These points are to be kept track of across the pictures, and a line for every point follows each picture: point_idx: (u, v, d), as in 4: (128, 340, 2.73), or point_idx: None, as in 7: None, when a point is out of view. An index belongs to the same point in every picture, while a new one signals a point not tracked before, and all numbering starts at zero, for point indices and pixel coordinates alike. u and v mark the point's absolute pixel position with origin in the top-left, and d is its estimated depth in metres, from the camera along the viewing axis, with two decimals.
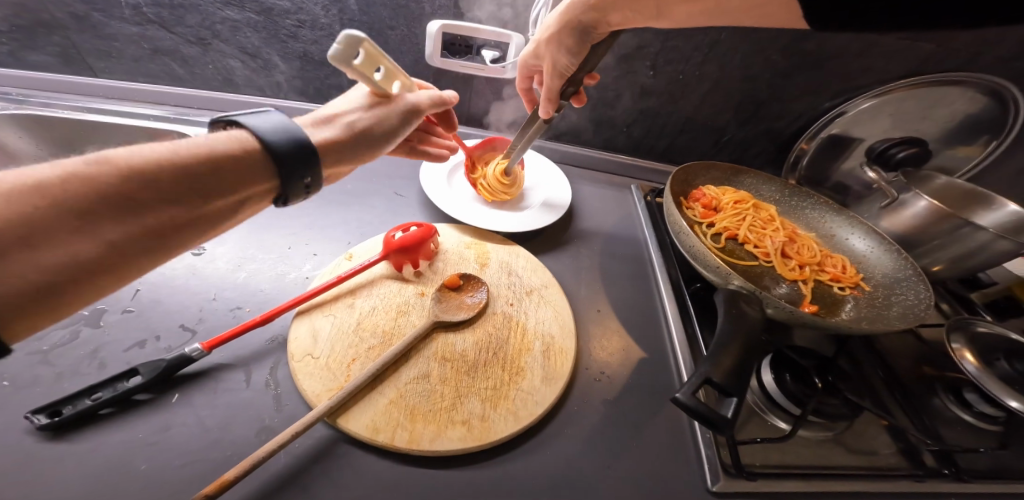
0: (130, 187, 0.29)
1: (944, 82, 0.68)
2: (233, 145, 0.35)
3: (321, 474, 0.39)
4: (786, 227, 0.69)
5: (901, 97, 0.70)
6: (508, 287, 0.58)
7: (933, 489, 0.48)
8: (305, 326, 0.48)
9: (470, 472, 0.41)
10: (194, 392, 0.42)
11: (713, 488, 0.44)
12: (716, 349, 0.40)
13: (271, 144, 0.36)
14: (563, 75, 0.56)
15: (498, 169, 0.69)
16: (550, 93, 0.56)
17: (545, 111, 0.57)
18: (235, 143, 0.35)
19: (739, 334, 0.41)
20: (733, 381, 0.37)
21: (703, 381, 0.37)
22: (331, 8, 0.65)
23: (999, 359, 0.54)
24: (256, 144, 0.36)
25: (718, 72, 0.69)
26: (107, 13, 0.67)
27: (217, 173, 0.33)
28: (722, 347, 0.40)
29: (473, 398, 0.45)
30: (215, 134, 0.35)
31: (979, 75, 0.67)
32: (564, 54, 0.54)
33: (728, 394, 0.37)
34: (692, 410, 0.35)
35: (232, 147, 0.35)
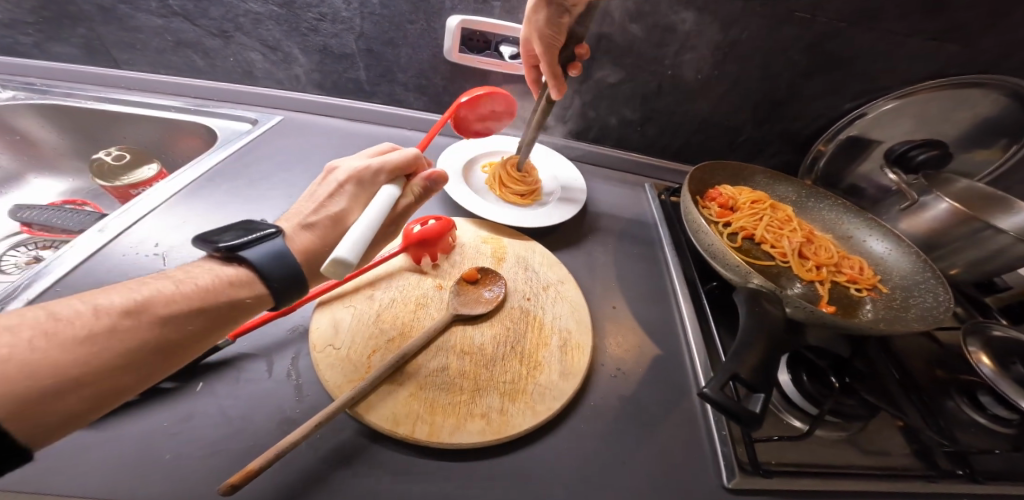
0: (155, 332, 0.32)
1: (965, 84, 0.67)
2: (234, 283, 0.37)
3: (342, 466, 0.39)
4: (804, 228, 0.68)
5: (922, 99, 0.69)
6: (525, 282, 0.59)
7: (946, 491, 0.49)
8: (326, 317, 0.49)
9: (488, 465, 0.42)
10: (218, 381, 0.42)
11: (728, 484, 0.44)
12: (741, 346, 0.40)
13: (265, 274, 0.37)
14: (552, 46, 0.54)
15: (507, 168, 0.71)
16: (551, 72, 0.54)
17: (556, 92, 0.56)
18: (243, 284, 0.37)
19: (762, 334, 0.41)
20: (759, 377, 0.38)
21: (730, 378, 0.37)
22: (352, 2, 0.65)
23: (1015, 362, 0.54)
24: (262, 288, 0.38)
25: (737, 72, 0.69)
26: (133, 6, 0.68)
27: (223, 311, 0.36)
28: (747, 344, 0.40)
29: (492, 392, 0.45)
30: (225, 274, 0.37)
31: (1002, 77, 0.66)
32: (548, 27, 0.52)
33: (754, 389, 0.37)
34: (719, 404, 0.35)
35: (242, 290, 0.37)
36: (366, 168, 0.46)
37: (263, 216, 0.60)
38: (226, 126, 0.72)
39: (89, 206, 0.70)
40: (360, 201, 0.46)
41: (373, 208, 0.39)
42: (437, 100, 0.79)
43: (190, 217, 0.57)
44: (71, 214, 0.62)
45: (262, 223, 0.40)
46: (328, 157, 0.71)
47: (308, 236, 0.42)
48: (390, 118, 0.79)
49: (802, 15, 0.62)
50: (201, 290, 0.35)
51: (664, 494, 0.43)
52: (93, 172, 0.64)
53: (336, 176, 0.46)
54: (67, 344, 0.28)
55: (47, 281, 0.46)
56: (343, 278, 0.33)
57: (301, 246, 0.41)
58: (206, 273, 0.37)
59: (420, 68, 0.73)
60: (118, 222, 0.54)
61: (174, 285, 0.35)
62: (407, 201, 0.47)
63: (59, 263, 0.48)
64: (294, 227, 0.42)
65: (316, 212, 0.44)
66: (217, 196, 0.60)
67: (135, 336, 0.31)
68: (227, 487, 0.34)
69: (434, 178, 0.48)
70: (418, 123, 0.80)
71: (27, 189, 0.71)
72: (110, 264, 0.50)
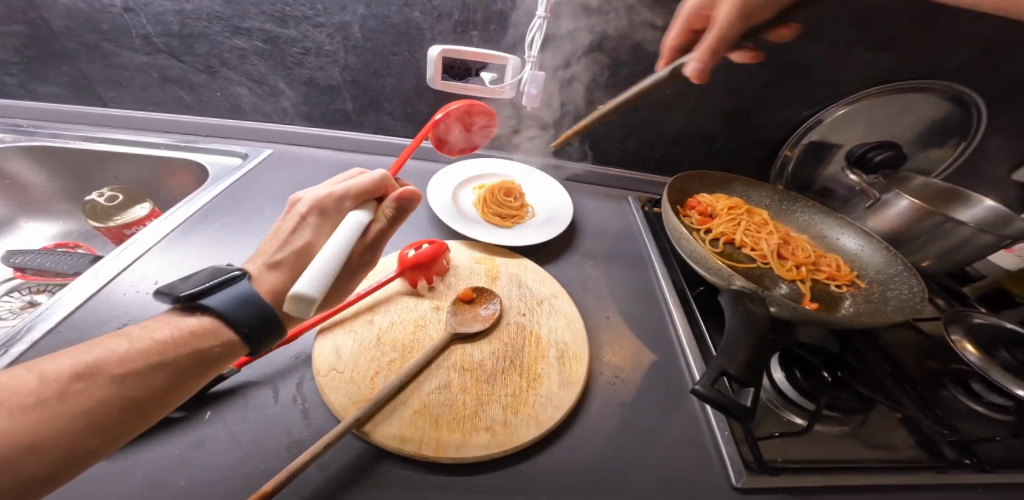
0: (110, 391, 0.29)
1: (908, 88, 0.73)
2: (197, 335, 0.34)
3: (355, 488, 0.38)
4: (780, 230, 0.69)
5: (870, 105, 0.75)
6: (520, 298, 0.58)
7: (955, 480, 0.50)
8: (327, 344, 0.46)
9: (508, 477, 0.41)
10: (226, 409, 0.41)
11: (736, 484, 0.44)
12: (729, 345, 0.41)
13: (231, 319, 0.34)
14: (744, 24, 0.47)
15: (505, 203, 0.72)
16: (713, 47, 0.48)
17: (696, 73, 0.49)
18: (208, 334, 0.34)
19: (749, 332, 0.42)
20: (749, 374, 0.38)
21: (720, 374, 0.38)
22: (336, 36, 0.67)
23: (999, 349, 0.56)
24: (230, 335, 0.35)
25: (705, 86, 0.73)
26: (117, 44, 0.68)
27: (186, 362, 0.33)
28: (735, 342, 0.41)
29: (494, 406, 0.45)
30: (188, 325, 0.34)
31: (940, 81, 0.72)
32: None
33: (746, 385, 0.37)
34: (713, 400, 0.36)
35: (208, 340, 0.34)
36: (329, 195, 0.43)
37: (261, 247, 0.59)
38: (219, 162, 0.73)
39: (82, 248, 0.68)
40: (327, 231, 0.42)
41: (338, 237, 0.37)
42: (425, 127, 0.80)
43: (188, 252, 0.56)
44: (64, 257, 0.60)
45: (227, 266, 0.37)
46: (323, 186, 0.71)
47: (274, 278, 0.39)
48: (381, 147, 0.81)
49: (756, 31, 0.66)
50: (160, 343, 0.32)
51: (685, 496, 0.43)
52: (87, 213, 0.63)
53: (298, 208, 0.43)
54: (13, 413, 0.26)
55: (49, 323, 0.45)
56: (304, 314, 0.32)
57: (269, 287, 0.38)
58: (166, 325, 0.34)
59: (405, 97, 0.75)
60: (114, 263, 0.52)
61: (130, 340, 0.32)
62: (378, 226, 0.44)
63: (60, 305, 0.47)
64: (258, 268, 0.39)
65: (281, 249, 0.41)
66: (215, 231, 0.60)
67: (85, 397, 0.28)
68: None
69: (407, 195, 0.46)
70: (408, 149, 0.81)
71: (19, 234, 0.70)
72: (110, 304, 0.48)
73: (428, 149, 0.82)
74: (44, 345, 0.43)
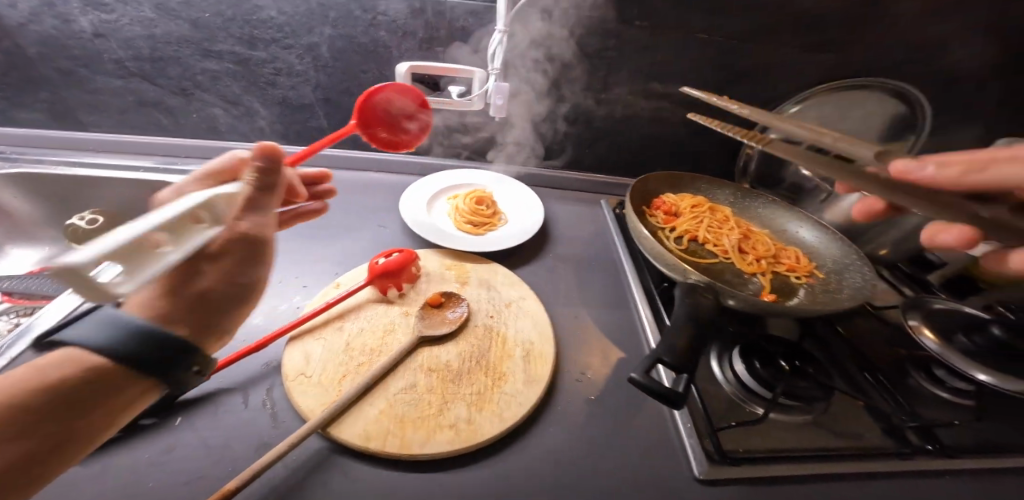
0: None
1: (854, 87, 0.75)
2: (65, 373, 0.28)
3: (322, 486, 0.39)
4: (742, 225, 0.72)
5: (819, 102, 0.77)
6: (488, 301, 0.60)
7: (922, 467, 0.51)
8: (297, 351, 0.48)
9: (474, 472, 0.43)
10: (197, 415, 0.42)
11: (699, 475, 0.46)
12: (668, 334, 0.42)
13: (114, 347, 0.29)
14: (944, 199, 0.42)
15: (481, 215, 0.74)
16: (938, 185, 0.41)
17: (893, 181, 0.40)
18: (85, 368, 0.29)
19: (691, 321, 0.44)
20: (686, 360, 0.39)
21: (655, 361, 0.39)
22: (305, 57, 0.70)
23: (957, 333, 0.58)
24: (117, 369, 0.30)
25: (664, 90, 0.76)
26: (93, 69, 0.71)
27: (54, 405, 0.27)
28: (675, 330, 0.43)
29: (459, 404, 0.46)
30: (47, 366, 0.28)
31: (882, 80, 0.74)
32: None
33: (681, 371, 0.39)
34: (646, 387, 0.37)
35: (85, 374, 0.29)
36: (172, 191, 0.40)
37: None
38: None
39: None
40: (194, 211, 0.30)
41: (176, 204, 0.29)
42: None
43: None
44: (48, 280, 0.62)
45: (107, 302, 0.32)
46: None
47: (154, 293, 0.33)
48: (355, 161, 0.82)
49: (705, 35, 0.70)
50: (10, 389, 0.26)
51: (646, 485, 0.45)
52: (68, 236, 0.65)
53: None
54: None
55: (32, 338, 0.47)
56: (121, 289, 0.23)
57: (142, 305, 0.32)
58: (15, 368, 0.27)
59: None
60: None
61: None
62: (246, 196, 0.36)
63: (42, 322, 0.49)
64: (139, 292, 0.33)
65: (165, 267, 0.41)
66: None
67: None
68: None
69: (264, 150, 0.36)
70: (384, 163, 0.83)
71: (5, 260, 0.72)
72: None
73: (404, 163, 0.84)
74: (23, 360, 0.45)
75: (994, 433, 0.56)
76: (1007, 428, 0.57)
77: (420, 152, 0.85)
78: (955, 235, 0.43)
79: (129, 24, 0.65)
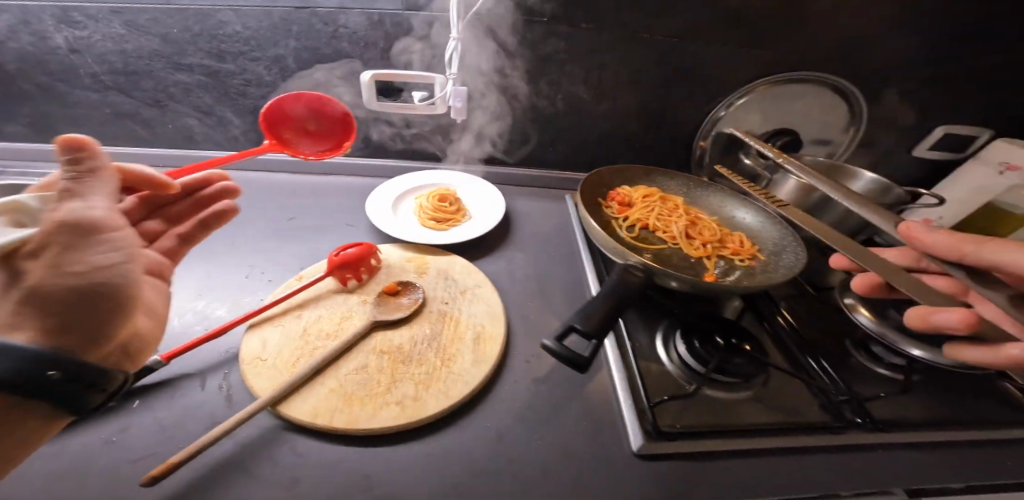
0: None
1: (791, 81, 0.79)
2: None
3: (267, 460, 0.42)
4: (690, 213, 0.75)
5: (762, 96, 0.81)
6: (444, 289, 0.63)
7: (854, 442, 0.51)
8: (256, 337, 0.51)
9: (416, 446, 0.46)
10: (154, 399, 0.45)
11: (635, 448, 0.48)
12: (587, 307, 0.45)
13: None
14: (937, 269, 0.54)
15: (446, 213, 0.77)
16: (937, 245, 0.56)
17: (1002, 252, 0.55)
18: None
19: (613, 295, 0.47)
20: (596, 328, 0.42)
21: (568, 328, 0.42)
22: (272, 68, 0.74)
23: (888, 309, 0.63)
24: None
25: (614, 89, 0.81)
26: (70, 84, 0.75)
27: None
28: (594, 303, 0.46)
29: (406, 383, 0.49)
30: None
31: (818, 74, 0.78)
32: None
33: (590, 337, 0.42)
34: (557, 354, 0.41)
35: None
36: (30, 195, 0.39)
37: (207, 263, 0.62)
38: None
39: None
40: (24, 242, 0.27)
41: None
42: (368, 145, 0.87)
43: None
44: None
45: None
46: (270, 205, 0.76)
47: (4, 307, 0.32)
48: (327, 167, 0.86)
49: (646, 36, 0.74)
50: None
51: (579, 458, 0.47)
52: None
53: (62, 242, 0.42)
54: None
55: None
56: None
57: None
58: None
59: None
60: None
61: None
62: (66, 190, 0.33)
63: None
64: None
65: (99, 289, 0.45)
66: None
67: None
68: (147, 478, 0.37)
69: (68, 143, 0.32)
70: (354, 167, 0.87)
71: None
72: None
73: (373, 166, 0.88)
74: None
75: (932, 408, 0.57)
76: (945, 405, 0.57)
77: (389, 156, 0.89)
78: (957, 315, 0.47)
79: (101, 40, 0.70)
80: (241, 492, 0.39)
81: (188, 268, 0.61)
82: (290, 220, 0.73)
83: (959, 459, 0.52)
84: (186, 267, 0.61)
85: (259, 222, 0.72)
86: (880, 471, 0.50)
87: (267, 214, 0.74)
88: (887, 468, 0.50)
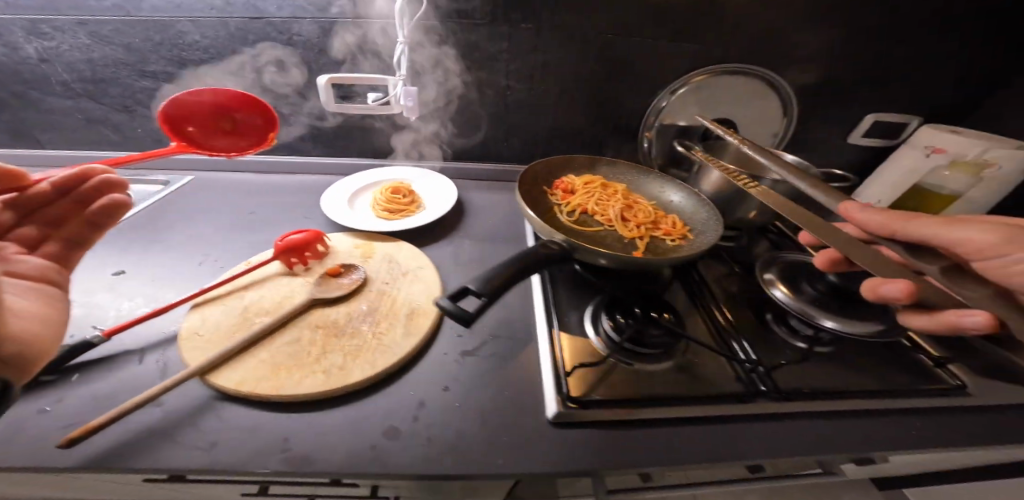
0: None
1: (723, 73, 0.84)
2: None
3: (192, 426, 0.45)
4: (628, 198, 0.79)
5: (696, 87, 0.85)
6: (386, 271, 0.67)
7: (761, 411, 0.53)
8: (197, 315, 0.55)
9: (341, 412, 0.49)
10: (93, 373, 0.48)
11: (551, 418, 0.51)
12: (487, 271, 0.48)
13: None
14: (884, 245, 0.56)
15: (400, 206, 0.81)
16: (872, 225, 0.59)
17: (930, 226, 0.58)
18: None
19: (519, 262, 0.51)
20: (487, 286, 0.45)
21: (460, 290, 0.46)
22: (233, 73, 0.80)
23: (804, 285, 0.64)
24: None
25: (556, 85, 0.86)
26: (43, 91, 0.82)
27: None
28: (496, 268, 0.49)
29: (336, 353, 0.53)
30: None
31: (747, 67, 0.83)
32: (987, 236, 0.55)
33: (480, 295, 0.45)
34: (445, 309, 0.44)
35: None
36: None
37: (167, 253, 0.67)
38: (142, 190, 0.83)
39: None
40: None
41: None
42: (330, 145, 0.92)
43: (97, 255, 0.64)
44: None
45: None
46: (233, 201, 0.81)
47: None
48: (290, 167, 0.91)
49: (580, 34, 0.80)
50: None
51: (495, 426, 0.50)
52: None
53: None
54: None
55: None
56: None
57: None
58: None
59: (309, 122, 0.88)
60: None
61: None
62: None
63: None
64: None
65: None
66: (123, 242, 0.67)
67: None
68: (66, 441, 0.40)
69: None
70: (317, 166, 0.92)
71: None
72: None
73: (336, 165, 0.93)
74: None
75: (844, 377, 0.59)
76: (853, 376, 0.59)
77: (351, 155, 0.94)
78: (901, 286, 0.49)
79: (68, 49, 0.76)
80: (161, 454, 0.42)
81: (145, 258, 0.65)
82: (250, 214, 0.78)
83: (874, 428, 0.53)
84: (144, 256, 0.65)
85: (221, 216, 0.76)
86: (792, 438, 0.51)
87: (228, 209, 0.79)
88: (797, 435, 0.51)
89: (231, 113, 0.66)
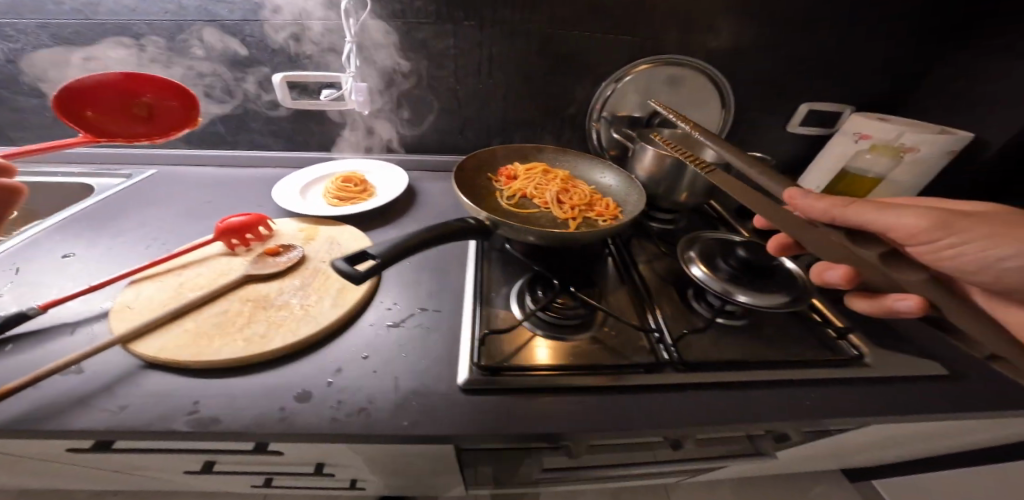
0: None
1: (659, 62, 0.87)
2: None
3: (110, 390, 0.48)
4: (566, 183, 0.82)
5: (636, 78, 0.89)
6: (326, 251, 0.70)
7: (660, 381, 0.54)
8: (133, 290, 0.58)
9: (257, 376, 0.51)
10: (25, 343, 0.52)
11: (461, 384, 0.52)
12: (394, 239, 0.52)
13: None
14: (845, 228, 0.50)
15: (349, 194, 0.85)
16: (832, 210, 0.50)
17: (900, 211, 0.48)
18: None
19: (427, 233, 0.53)
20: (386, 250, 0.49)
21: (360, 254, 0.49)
22: (191, 72, 0.85)
23: (719, 263, 0.66)
24: None
25: (501, 78, 0.89)
26: (13, 91, 0.87)
27: None
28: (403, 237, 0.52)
29: (260, 323, 0.56)
30: None
31: (682, 58, 0.87)
32: (921, 222, 0.48)
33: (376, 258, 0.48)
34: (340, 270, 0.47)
35: None
36: None
37: (120, 237, 0.71)
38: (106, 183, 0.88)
39: None
40: None
41: None
42: (289, 139, 0.96)
43: (51, 239, 0.69)
44: None
45: None
46: (191, 192, 0.85)
47: None
48: (250, 160, 0.96)
49: (518, 28, 0.83)
50: None
51: (404, 390, 0.52)
52: None
53: None
54: None
55: None
56: None
57: None
58: None
59: (268, 117, 0.92)
60: None
61: None
62: None
63: None
64: None
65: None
66: (79, 228, 0.72)
67: None
68: None
69: None
70: (278, 159, 0.97)
71: None
72: None
73: (296, 158, 0.97)
74: None
75: (755, 349, 0.60)
76: (762, 347, 0.61)
77: (311, 149, 0.98)
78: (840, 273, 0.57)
79: (33, 50, 0.81)
80: (75, 416, 0.45)
81: (97, 243, 0.69)
82: (206, 203, 0.82)
83: (776, 397, 0.54)
84: (96, 241, 0.70)
85: (179, 205, 0.81)
86: (691, 405, 0.52)
87: (185, 198, 0.83)
88: (696, 403, 0.53)
89: (140, 97, 0.69)
